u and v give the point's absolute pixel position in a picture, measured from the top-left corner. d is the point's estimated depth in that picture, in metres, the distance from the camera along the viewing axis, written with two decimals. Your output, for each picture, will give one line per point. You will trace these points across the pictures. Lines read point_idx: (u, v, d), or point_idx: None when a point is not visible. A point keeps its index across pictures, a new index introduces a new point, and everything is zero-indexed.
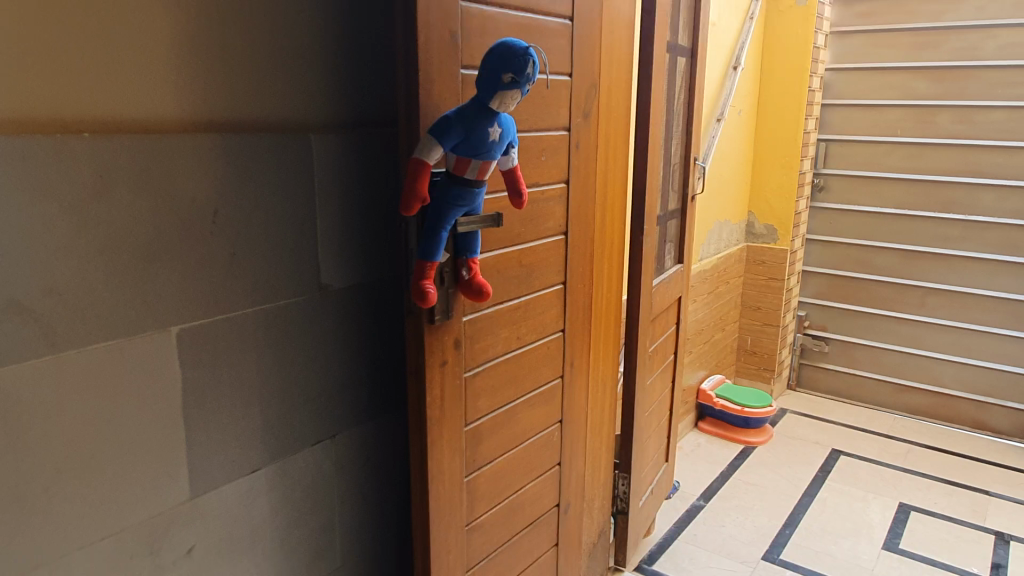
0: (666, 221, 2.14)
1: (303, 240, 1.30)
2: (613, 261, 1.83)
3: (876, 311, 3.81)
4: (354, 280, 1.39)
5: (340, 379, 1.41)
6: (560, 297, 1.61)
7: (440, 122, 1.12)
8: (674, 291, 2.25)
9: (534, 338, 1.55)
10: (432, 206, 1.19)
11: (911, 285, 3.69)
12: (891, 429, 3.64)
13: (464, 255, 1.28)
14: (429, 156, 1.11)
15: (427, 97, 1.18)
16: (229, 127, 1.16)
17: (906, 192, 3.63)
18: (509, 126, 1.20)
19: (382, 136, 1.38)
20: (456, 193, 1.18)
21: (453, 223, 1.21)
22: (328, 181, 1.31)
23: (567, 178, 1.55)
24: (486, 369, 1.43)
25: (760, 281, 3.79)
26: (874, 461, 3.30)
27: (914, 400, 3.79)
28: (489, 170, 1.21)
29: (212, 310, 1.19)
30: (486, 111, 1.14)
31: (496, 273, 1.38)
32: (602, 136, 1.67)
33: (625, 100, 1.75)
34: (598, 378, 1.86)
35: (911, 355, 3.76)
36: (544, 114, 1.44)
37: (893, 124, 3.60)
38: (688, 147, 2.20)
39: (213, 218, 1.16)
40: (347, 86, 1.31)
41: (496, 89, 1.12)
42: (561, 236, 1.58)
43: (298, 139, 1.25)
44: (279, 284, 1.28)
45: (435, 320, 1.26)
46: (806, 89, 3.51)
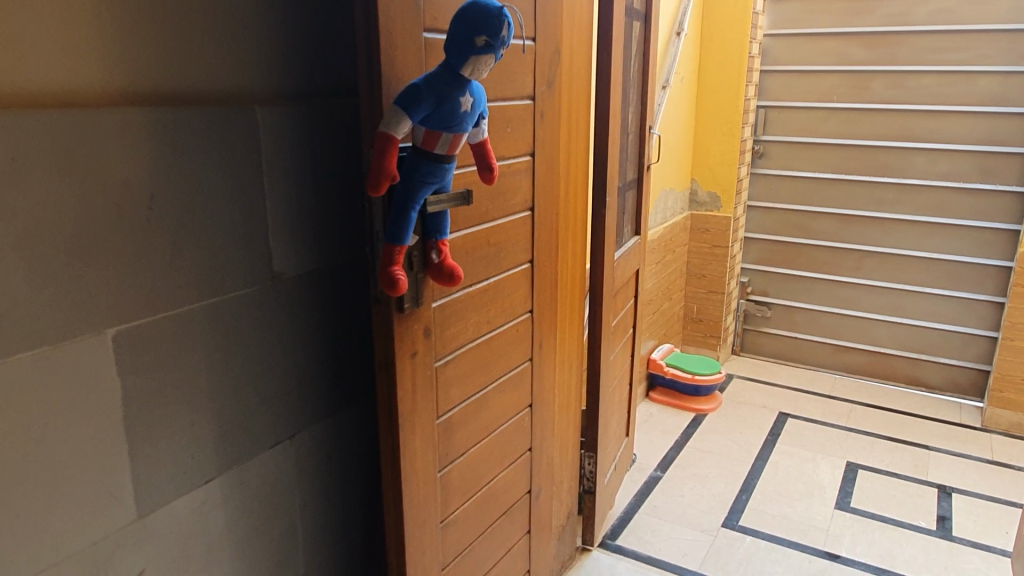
0: (624, 192, 2.08)
1: (252, 225, 1.17)
2: (576, 236, 1.76)
3: (815, 275, 3.88)
4: (309, 266, 1.27)
5: (298, 375, 1.30)
6: (528, 276, 1.53)
7: (409, 91, 1.00)
8: (633, 264, 2.20)
9: (503, 321, 1.47)
10: (399, 185, 1.08)
11: (848, 248, 3.76)
12: (832, 389, 3.73)
13: (434, 237, 1.18)
14: (397, 131, 1.00)
15: (389, 62, 1.06)
16: (163, 99, 1.02)
17: (843, 157, 3.68)
18: (480, 95, 1.10)
19: (334, 107, 1.25)
20: (425, 170, 1.08)
21: (422, 203, 1.10)
22: (277, 158, 1.18)
23: (531, 150, 1.46)
24: (458, 357, 1.34)
25: (705, 249, 3.80)
26: (820, 422, 3.37)
27: (852, 360, 3.90)
28: (460, 144, 1.11)
29: (153, 308, 1.05)
30: (456, 78, 1.04)
31: (464, 254, 1.28)
32: (564, 104, 1.58)
33: (585, 66, 1.67)
34: (564, 358, 1.80)
35: (849, 317, 3.85)
36: (508, 81, 1.34)
37: (830, 89, 3.63)
38: (643, 115, 2.14)
39: (150, 205, 1.02)
40: (294, 53, 1.18)
41: (467, 54, 1.02)
42: (527, 212, 1.49)
43: (242, 112, 1.12)
44: (228, 275, 1.15)
45: (405, 308, 1.16)
46: (746, 55, 3.50)
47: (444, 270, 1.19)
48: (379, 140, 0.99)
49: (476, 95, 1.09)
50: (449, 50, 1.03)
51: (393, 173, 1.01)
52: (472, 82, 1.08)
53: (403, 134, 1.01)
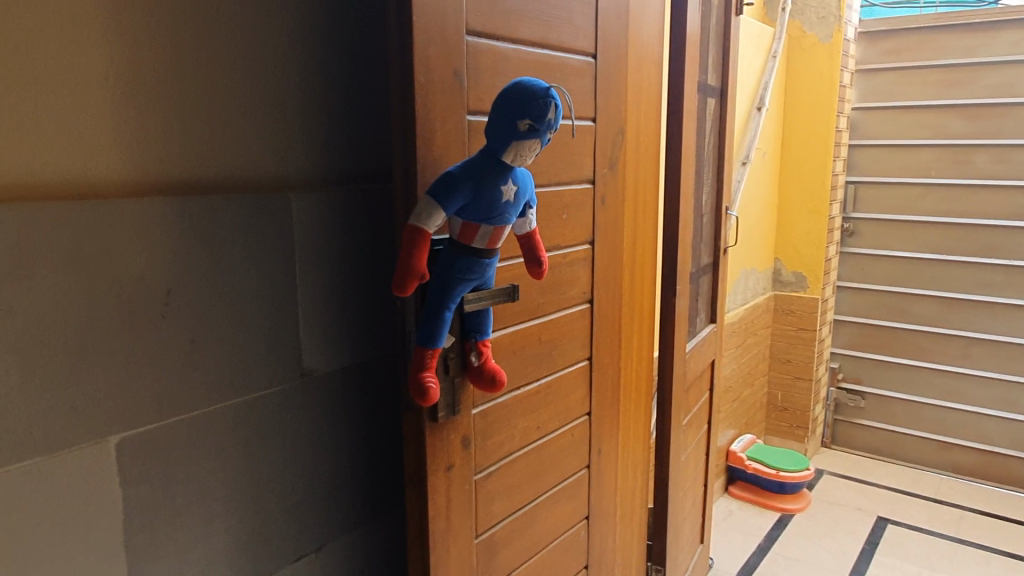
0: (697, 277, 1.92)
1: (281, 319, 1.09)
2: (643, 328, 1.61)
3: (914, 363, 3.55)
4: (342, 363, 1.18)
5: (326, 481, 1.18)
6: (586, 374, 1.39)
7: (444, 179, 0.91)
8: (708, 354, 2.02)
9: (556, 425, 1.32)
10: (432, 283, 0.98)
11: (951, 335, 3.43)
12: (938, 492, 3.35)
13: (473, 337, 1.06)
14: (428, 225, 0.90)
15: (427, 147, 0.97)
16: (188, 188, 0.96)
17: (944, 236, 3.39)
18: (526, 182, 1.00)
19: (376, 194, 1.17)
20: (462, 266, 0.97)
21: (458, 301, 0.99)
22: (311, 248, 1.10)
23: (591, 238, 1.34)
24: (502, 468, 1.20)
25: (790, 333, 3.55)
26: (925, 531, 3.00)
27: (960, 459, 3.50)
28: (503, 236, 1.00)
29: (165, 412, 0.96)
30: (498, 165, 0.94)
31: (510, 354, 1.16)
32: (629, 187, 1.47)
33: (653, 146, 1.55)
34: (628, 462, 1.62)
35: (955, 411, 3.48)
36: (563, 165, 1.24)
37: (927, 165, 3.38)
38: (719, 196, 2.00)
39: (167, 301, 0.94)
40: (333, 137, 1.11)
41: (509, 138, 0.92)
42: (585, 304, 1.36)
43: (274, 200, 1.05)
44: (252, 373, 1.06)
45: (439, 417, 1.04)
46: (834, 130, 3.32)
47: (484, 374, 1.07)
48: (409, 235, 0.90)
49: (521, 183, 0.98)
50: (490, 135, 0.94)
51: (422, 271, 0.90)
52: (517, 169, 0.98)
53: (436, 229, 0.91)
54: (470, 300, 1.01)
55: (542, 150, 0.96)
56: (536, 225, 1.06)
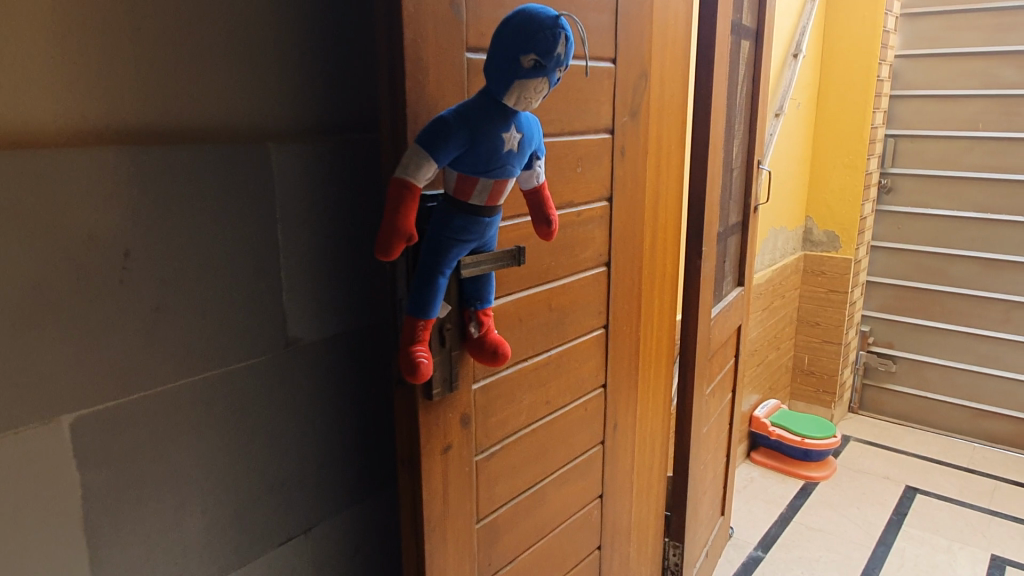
0: (725, 238, 1.79)
1: (260, 284, 0.98)
2: (665, 292, 1.48)
3: (951, 327, 3.39)
4: (330, 331, 1.07)
5: (315, 459, 1.09)
6: (601, 344, 1.27)
7: (435, 124, 0.78)
8: (734, 320, 1.90)
9: (567, 400, 1.21)
10: (424, 244, 0.86)
11: (992, 298, 3.26)
12: (971, 462, 3.22)
13: (473, 306, 0.95)
14: (416, 178, 0.78)
15: (418, 88, 0.85)
16: (147, 135, 0.84)
17: (988, 194, 3.19)
18: (533, 129, 0.87)
19: (365, 144, 1.05)
20: (457, 224, 0.85)
21: (455, 266, 0.88)
22: (292, 204, 0.99)
23: (609, 194, 1.21)
24: (505, 447, 1.10)
25: (819, 294, 3.40)
26: (956, 502, 2.89)
27: (995, 428, 3.36)
28: (505, 192, 0.87)
29: (127, 387, 0.86)
30: (498, 109, 0.81)
31: (515, 323, 1.05)
32: (653, 138, 1.33)
33: (680, 93, 1.40)
34: (646, 436, 1.52)
35: (992, 378, 3.32)
36: (578, 112, 1.10)
37: (974, 117, 3.17)
38: (752, 149, 1.85)
39: (125, 264, 0.84)
40: (315, 79, 0.99)
41: (511, 76, 0.79)
42: (602, 267, 1.24)
43: (248, 150, 0.93)
44: (228, 343, 0.96)
45: (434, 394, 0.93)
46: (874, 79, 3.11)
47: (486, 347, 0.95)
48: (393, 190, 0.77)
49: (526, 130, 0.85)
50: (489, 73, 0.80)
51: (410, 232, 0.78)
52: (521, 114, 0.84)
53: (426, 182, 0.79)
54: (468, 264, 0.89)
55: (550, 91, 0.82)
56: (544, 178, 0.93)
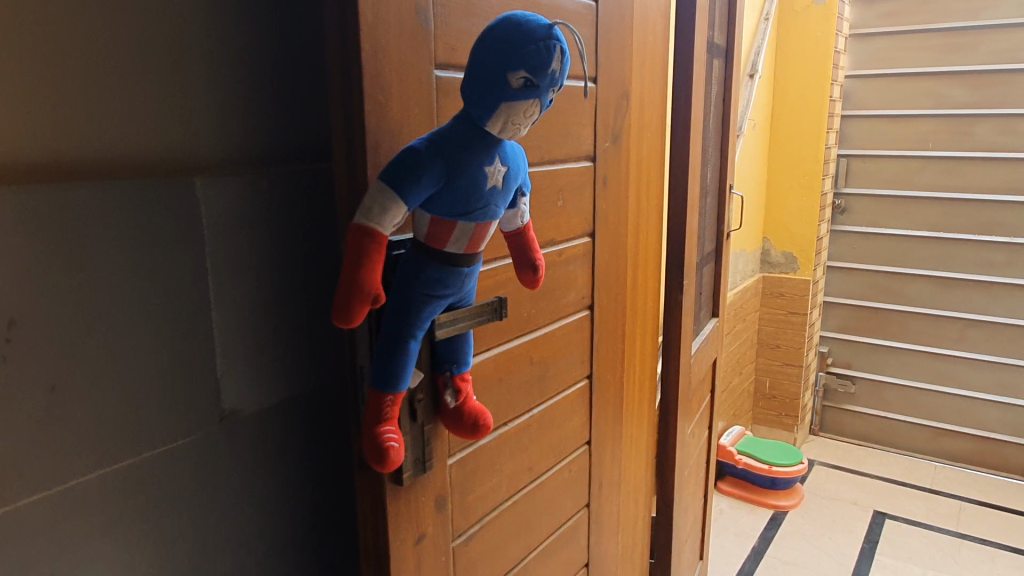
0: (702, 269, 1.69)
1: (189, 348, 0.79)
2: (648, 331, 1.36)
3: (909, 347, 3.37)
4: (278, 400, 0.88)
5: (262, 556, 0.89)
6: (585, 396, 1.14)
7: (404, 157, 0.64)
8: (710, 354, 1.80)
9: (551, 463, 1.07)
10: (390, 303, 0.71)
11: (947, 317, 3.26)
12: (934, 482, 3.19)
13: (448, 370, 0.80)
14: (382, 225, 0.63)
15: (379, 113, 0.70)
16: (37, 167, 0.64)
17: (941, 213, 3.20)
18: (519, 160, 0.73)
19: (313, 174, 0.88)
20: (430, 278, 0.70)
21: (428, 326, 0.73)
22: (228, 248, 0.80)
23: (591, 229, 1.08)
24: (486, 526, 0.94)
25: (779, 317, 3.34)
26: (925, 526, 2.84)
27: (955, 445, 3.35)
28: (488, 236, 0.73)
29: (12, 492, 0.66)
30: (479, 137, 0.67)
31: (494, 385, 0.90)
32: (634, 165, 1.21)
33: (658, 117, 1.28)
34: (630, 490, 1.38)
35: (951, 396, 3.32)
36: (559, 138, 0.97)
37: (925, 137, 3.18)
38: (724, 174, 1.75)
39: (7, 334, 0.64)
40: (254, 98, 0.81)
41: (495, 97, 0.65)
42: (584, 311, 1.10)
43: (172, 185, 0.74)
44: (150, 424, 0.76)
45: (404, 479, 0.78)
46: (827, 99, 3.08)
47: (465, 418, 0.80)
48: (354, 240, 0.62)
49: (511, 162, 0.71)
50: (468, 93, 0.66)
51: (377, 291, 0.63)
52: (505, 142, 0.70)
53: (393, 228, 0.64)
54: (444, 323, 0.74)
55: (540, 115, 0.68)
56: (530, 218, 0.79)
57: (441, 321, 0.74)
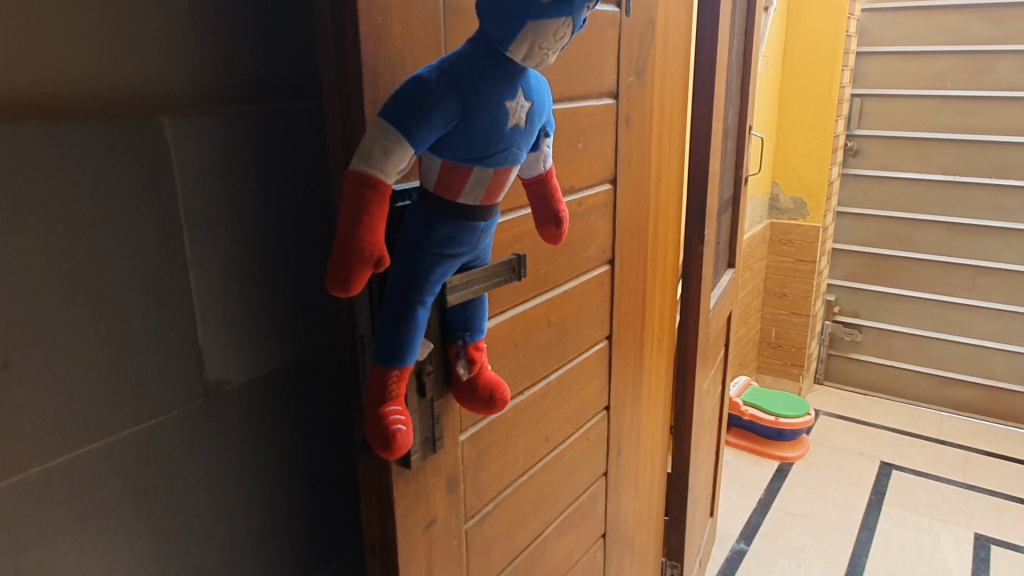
0: (720, 219, 1.58)
1: (163, 313, 0.69)
2: (667, 288, 1.26)
3: (919, 295, 3.26)
4: (266, 370, 0.79)
5: (255, 540, 0.81)
6: (605, 358, 1.05)
7: (410, 87, 0.52)
8: (726, 306, 1.72)
9: (568, 432, 0.99)
10: (394, 265, 0.61)
11: (959, 264, 3.13)
12: (940, 432, 3.15)
13: (461, 340, 0.70)
14: (384, 172, 0.52)
15: (377, 40, 0.59)
16: None
17: (955, 156, 3.01)
18: (544, 94, 0.61)
19: (295, 109, 0.75)
20: (439, 235, 0.60)
21: (440, 290, 0.63)
22: (200, 198, 0.69)
23: (613, 176, 0.97)
24: (501, 504, 0.86)
25: (786, 265, 3.21)
26: (931, 477, 2.80)
27: (961, 394, 3.30)
28: (508, 184, 0.62)
29: None
30: (500, 65, 0.56)
31: (510, 350, 0.81)
32: (657, 103, 1.09)
33: (683, 50, 1.16)
34: (648, 453, 1.31)
35: (959, 345, 3.24)
36: (580, 71, 0.85)
37: (943, 74, 2.96)
38: (744, 114, 1.63)
39: None
40: (222, 23, 0.68)
41: (520, 15, 0.53)
42: (605, 266, 1.00)
43: (127, 131, 0.63)
44: (120, 401, 0.66)
45: (413, 462, 0.69)
46: (845, 33, 2.85)
47: (480, 392, 0.71)
48: (352, 191, 0.51)
49: (537, 96, 0.60)
50: (488, 10, 0.54)
51: (380, 251, 0.52)
52: (530, 71, 0.59)
53: (397, 176, 0.53)
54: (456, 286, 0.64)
55: (572, 39, 0.56)
56: (554, 162, 0.69)
57: (453, 284, 0.64)
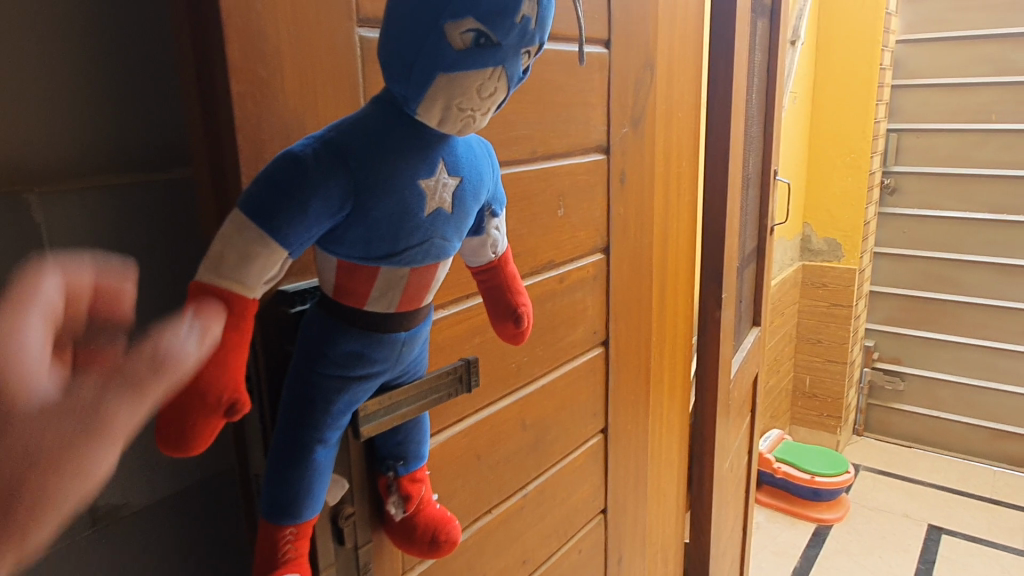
0: (742, 274, 1.40)
1: None
2: (679, 358, 1.10)
3: (965, 341, 2.89)
4: (175, 490, 0.56)
5: None
6: (600, 454, 0.89)
7: (279, 167, 0.38)
8: (751, 369, 1.56)
9: (552, 549, 0.82)
10: (286, 389, 0.47)
11: (1009, 308, 2.77)
12: (995, 491, 2.78)
13: (391, 471, 0.55)
14: (242, 284, 0.38)
15: (261, 99, 0.45)
16: None
17: (1003, 192, 2.67)
18: (483, 168, 0.48)
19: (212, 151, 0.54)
20: (341, 353, 0.46)
21: (350, 418, 0.49)
22: None
23: (605, 244, 0.84)
24: None
25: (821, 310, 2.99)
26: (985, 542, 2.46)
27: (1016, 449, 2.91)
28: (436, 283, 0.48)
29: None
30: (407, 135, 0.42)
31: (467, 465, 0.67)
32: (661, 155, 0.95)
33: (694, 93, 1.02)
34: (659, 548, 1.14)
35: (1012, 396, 2.85)
36: (559, 124, 0.72)
37: (986, 108, 2.64)
38: (769, 159, 1.48)
39: None
40: (106, 65, 0.48)
41: (427, 67, 0.40)
42: (598, 348, 0.86)
43: None
44: None
45: None
46: (878, 67, 2.67)
47: (419, 533, 0.56)
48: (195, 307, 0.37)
49: (468, 169, 0.46)
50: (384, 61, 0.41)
51: (236, 391, 0.38)
52: (455, 136, 0.45)
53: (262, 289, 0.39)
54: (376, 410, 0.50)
55: (505, 94, 0.44)
56: (508, 246, 0.53)
57: (370, 408, 0.49)
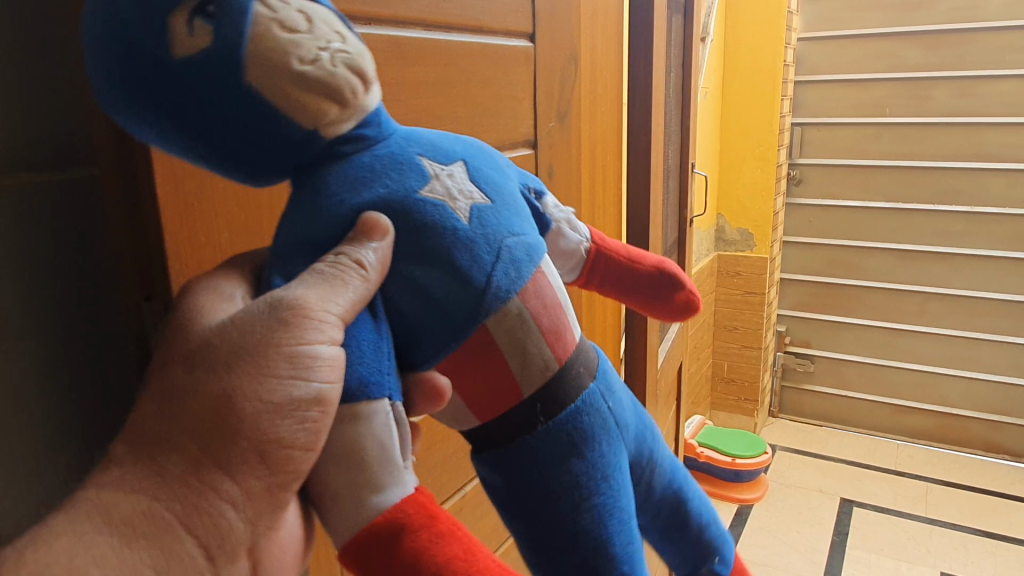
0: (665, 265, 1.45)
1: None
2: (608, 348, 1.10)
3: (867, 322, 3.04)
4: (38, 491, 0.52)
5: None
6: None
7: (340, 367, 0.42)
8: (677, 358, 1.60)
9: None
10: (537, 523, 0.50)
11: (905, 290, 2.93)
12: (898, 463, 2.94)
13: None
14: (389, 478, 0.41)
15: None
16: None
17: (898, 182, 2.82)
18: (488, 181, 0.49)
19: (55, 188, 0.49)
20: (554, 464, 0.49)
21: (634, 555, 0.51)
22: None
23: None
24: None
25: (736, 297, 3.07)
26: (893, 512, 2.58)
27: (916, 422, 3.09)
28: (548, 306, 0.50)
29: None
30: (432, 237, 0.45)
31: None
32: (586, 149, 0.95)
33: (615, 89, 1.03)
34: None
35: (911, 372, 3.03)
36: (490, 120, 0.74)
37: (880, 101, 2.78)
38: (687, 153, 1.52)
39: None
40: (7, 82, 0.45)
41: (517, 320, 0.47)
42: None
43: None
44: None
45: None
46: (782, 64, 2.76)
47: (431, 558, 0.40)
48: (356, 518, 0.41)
49: (486, 178, 0.49)
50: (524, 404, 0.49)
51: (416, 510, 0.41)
52: (445, 159, 0.48)
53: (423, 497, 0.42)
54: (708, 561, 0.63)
55: (491, 199, 0.48)
56: None
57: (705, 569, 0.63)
